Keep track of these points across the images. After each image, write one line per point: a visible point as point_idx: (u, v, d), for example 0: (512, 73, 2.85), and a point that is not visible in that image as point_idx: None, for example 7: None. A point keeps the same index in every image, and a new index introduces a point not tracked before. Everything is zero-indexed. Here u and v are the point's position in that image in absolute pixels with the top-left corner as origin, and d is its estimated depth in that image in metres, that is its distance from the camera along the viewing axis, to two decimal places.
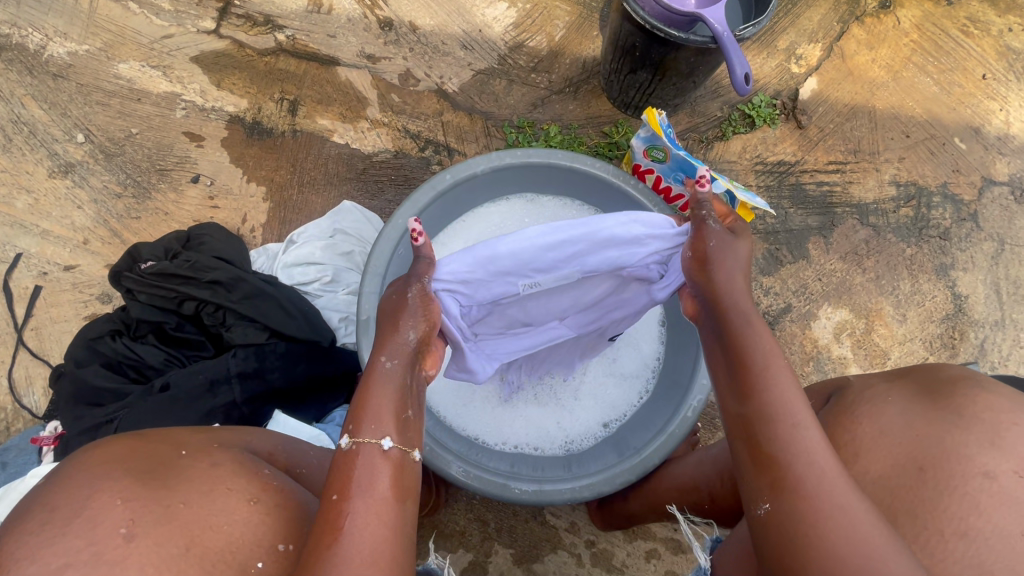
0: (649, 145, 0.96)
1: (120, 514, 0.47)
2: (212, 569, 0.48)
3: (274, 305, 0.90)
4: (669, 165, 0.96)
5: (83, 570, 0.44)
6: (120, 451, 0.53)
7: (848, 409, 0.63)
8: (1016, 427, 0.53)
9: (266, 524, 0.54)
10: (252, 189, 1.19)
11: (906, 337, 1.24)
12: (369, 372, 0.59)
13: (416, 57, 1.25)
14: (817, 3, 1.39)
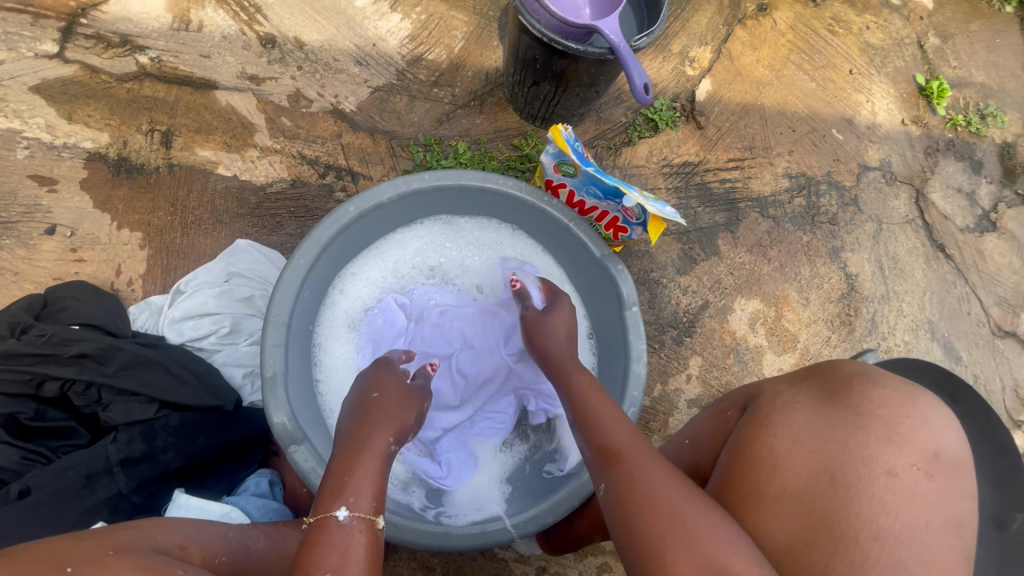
0: (558, 161, 0.94)
1: None
2: None
3: (160, 372, 0.79)
4: (579, 179, 0.95)
5: None
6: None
7: (762, 413, 0.61)
8: (909, 419, 0.55)
9: None
10: (125, 236, 1.04)
11: (811, 319, 1.33)
12: (355, 451, 0.63)
13: (306, 76, 1.15)
14: (702, 7, 1.46)
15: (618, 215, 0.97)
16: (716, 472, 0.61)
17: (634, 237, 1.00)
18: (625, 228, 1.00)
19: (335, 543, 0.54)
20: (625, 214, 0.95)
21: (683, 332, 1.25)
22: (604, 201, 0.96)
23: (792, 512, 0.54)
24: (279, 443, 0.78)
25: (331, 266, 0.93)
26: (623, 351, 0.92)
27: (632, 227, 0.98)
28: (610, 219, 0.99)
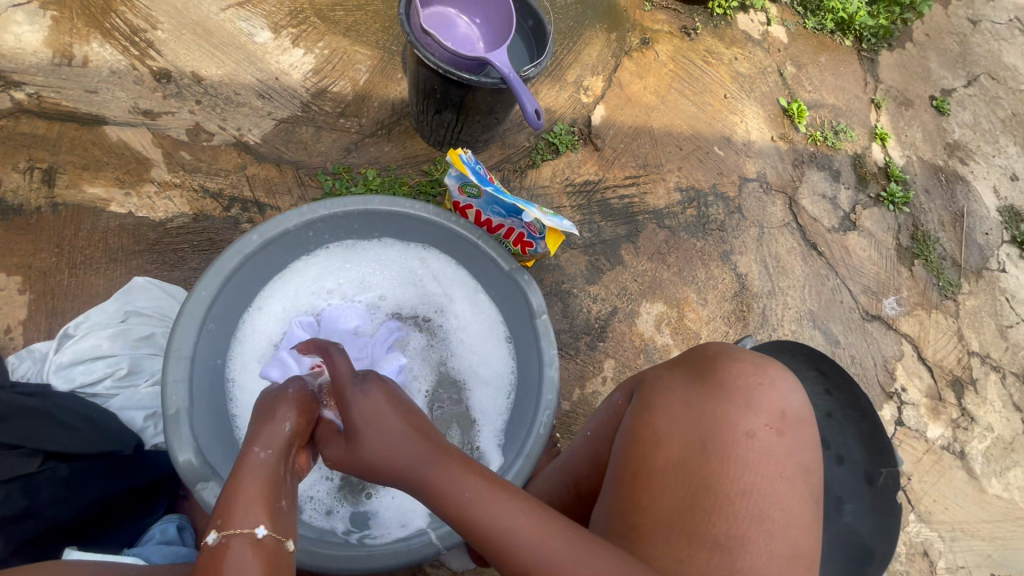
0: (462, 183, 1.00)
1: None
2: None
3: (44, 421, 0.73)
4: (483, 199, 1.01)
5: None
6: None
7: (646, 401, 0.68)
8: (761, 386, 0.65)
9: None
10: (3, 281, 0.97)
11: (710, 317, 1.45)
12: (241, 463, 0.61)
13: (205, 109, 1.14)
14: (591, 42, 1.62)
15: (522, 231, 1.03)
16: (613, 458, 0.66)
17: (539, 251, 1.07)
18: (531, 243, 1.06)
19: (233, 558, 0.53)
20: (528, 230, 1.02)
21: (596, 338, 1.33)
22: (507, 219, 1.02)
23: (676, 484, 0.60)
24: (185, 481, 0.75)
25: (236, 298, 0.91)
26: (535, 355, 0.97)
27: (537, 242, 1.04)
28: (516, 236, 1.05)
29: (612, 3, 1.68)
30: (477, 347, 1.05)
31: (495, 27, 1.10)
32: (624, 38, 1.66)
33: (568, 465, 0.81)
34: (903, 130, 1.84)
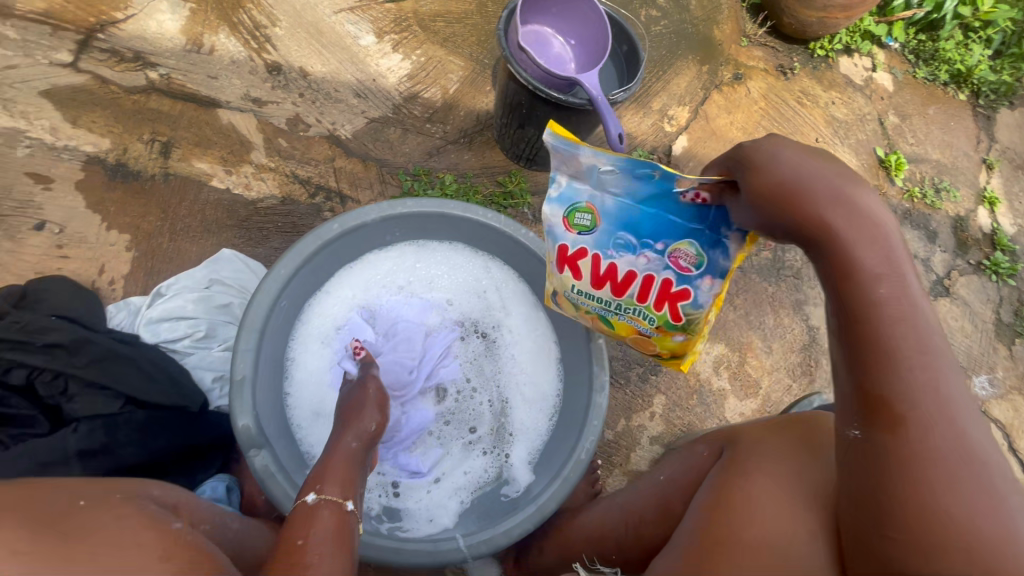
0: (569, 207, 0.75)
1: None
2: None
3: (129, 368, 0.81)
4: (602, 228, 0.75)
5: None
6: (21, 566, 0.45)
7: (741, 464, 0.70)
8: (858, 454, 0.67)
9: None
10: (113, 237, 1.06)
11: (774, 367, 1.37)
12: (336, 448, 0.75)
13: (306, 102, 1.23)
14: (682, 72, 1.61)
15: (675, 264, 0.72)
16: (691, 514, 0.70)
17: (711, 293, 0.72)
18: (686, 288, 0.73)
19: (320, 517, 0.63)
20: (680, 265, 0.72)
21: (649, 370, 1.29)
22: (634, 259, 0.75)
23: (774, 518, 0.61)
24: (240, 446, 0.79)
25: (311, 281, 0.96)
26: (586, 380, 0.95)
27: (693, 285, 0.73)
28: (660, 288, 0.75)
29: (707, 36, 1.66)
30: (530, 364, 1.03)
31: (589, 49, 1.11)
32: (716, 71, 1.64)
33: (630, 503, 0.83)
34: (1017, 196, 1.68)
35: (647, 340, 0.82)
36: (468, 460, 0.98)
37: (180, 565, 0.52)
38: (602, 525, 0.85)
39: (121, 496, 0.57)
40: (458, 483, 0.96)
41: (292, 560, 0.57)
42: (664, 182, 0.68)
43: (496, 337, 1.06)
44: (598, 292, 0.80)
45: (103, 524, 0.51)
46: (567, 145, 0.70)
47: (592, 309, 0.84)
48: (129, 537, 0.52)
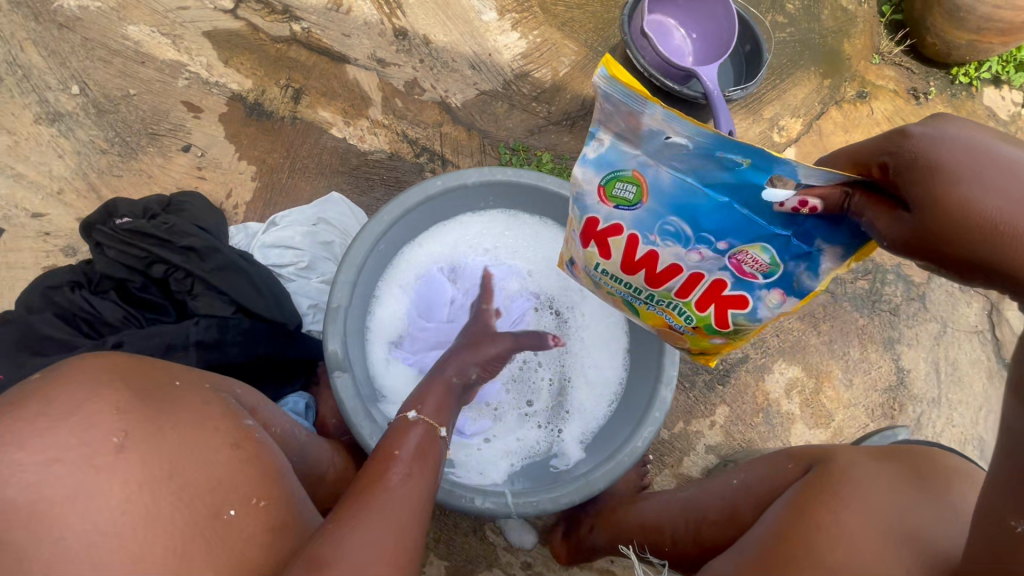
0: (608, 173, 0.67)
1: (113, 424, 0.50)
2: (186, 505, 0.50)
3: (244, 280, 0.90)
4: (646, 210, 0.68)
5: (71, 466, 0.47)
6: (126, 425, 0.50)
7: (831, 484, 0.67)
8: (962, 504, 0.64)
9: (246, 474, 0.56)
10: (243, 167, 1.18)
11: (851, 402, 1.30)
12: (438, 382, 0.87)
13: (425, 68, 1.29)
14: (801, 83, 1.53)
15: (736, 268, 0.67)
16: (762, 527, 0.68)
17: (778, 307, 0.68)
18: (744, 295, 0.69)
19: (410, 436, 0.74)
20: (742, 268, 0.67)
21: (716, 379, 1.26)
22: (682, 252, 0.69)
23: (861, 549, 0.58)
24: (328, 365, 0.87)
25: (407, 232, 1.02)
26: (653, 371, 0.95)
27: (754, 293, 0.68)
28: (707, 288, 0.71)
29: (836, 49, 1.57)
30: (599, 348, 1.04)
31: (711, 46, 1.10)
32: (839, 86, 1.55)
33: (695, 500, 0.83)
34: None
35: (684, 336, 0.80)
36: (521, 429, 1.00)
37: (243, 457, 0.57)
38: (659, 515, 0.86)
39: (204, 384, 0.62)
40: (511, 447, 0.99)
41: (388, 459, 0.69)
42: (751, 174, 0.58)
43: (568, 318, 1.06)
44: (632, 278, 0.76)
45: (187, 407, 0.56)
46: (630, 100, 0.59)
47: (624, 295, 0.80)
48: (207, 421, 0.57)
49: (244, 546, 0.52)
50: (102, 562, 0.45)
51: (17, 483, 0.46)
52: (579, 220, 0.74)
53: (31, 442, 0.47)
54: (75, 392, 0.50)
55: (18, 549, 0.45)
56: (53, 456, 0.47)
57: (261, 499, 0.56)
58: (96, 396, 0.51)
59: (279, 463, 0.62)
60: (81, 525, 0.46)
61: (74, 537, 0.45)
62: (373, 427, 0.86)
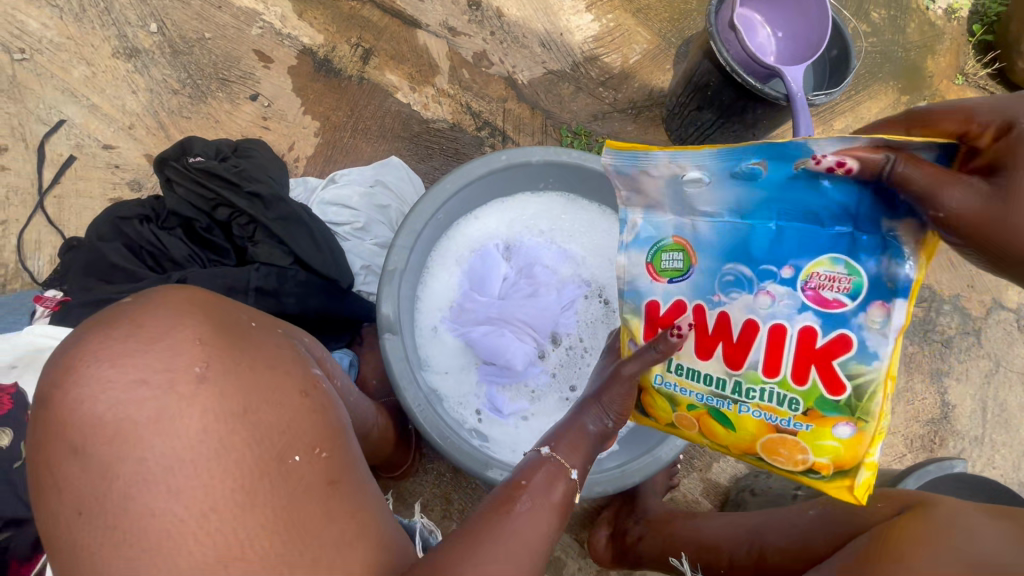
0: (652, 250, 0.68)
1: (196, 353, 0.51)
2: (257, 442, 0.50)
3: (305, 233, 0.91)
4: (698, 268, 0.66)
5: (155, 389, 0.48)
6: (207, 357, 0.51)
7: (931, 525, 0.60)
8: None
9: (311, 421, 0.55)
10: (307, 121, 1.19)
11: (891, 430, 1.28)
12: (574, 420, 0.70)
13: (495, 41, 1.27)
14: (876, 96, 1.47)
15: (816, 299, 0.60)
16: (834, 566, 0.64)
17: (888, 322, 0.57)
18: (841, 333, 0.59)
19: (542, 469, 0.63)
20: (823, 297, 0.60)
21: None
22: (753, 302, 0.63)
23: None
24: (379, 326, 0.88)
25: (466, 203, 1.02)
26: None
27: (856, 332, 0.58)
28: (799, 342, 0.61)
29: (918, 64, 1.49)
30: None
31: (796, 46, 1.06)
32: (917, 105, 1.47)
33: (763, 525, 0.81)
34: None
35: (795, 441, 0.63)
36: (559, 413, 0.99)
37: (311, 405, 0.56)
38: (719, 534, 0.85)
39: (279, 328, 0.62)
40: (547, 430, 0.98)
41: (519, 490, 0.60)
42: (778, 181, 0.60)
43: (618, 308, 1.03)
44: (709, 364, 0.66)
45: (262, 347, 0.57)
46: (636, 163, 0.65)
47: (700, 398, 0.68)
48: (280, 364, 0.57)
49: (305, 495, 0.51)
50: (177, 487, 0.46)
51: (103, 399, 0.47)
52: (636, 314, 0.70)
53: (119, 361, 0.48)
54: (163, 318, 0.52)
55: (100, 465, 0.46)
56: (139, 377, 0.48)
57: (323, 450, 0.55)
58: (180, 325, 0.52)
59: (345, 421, 0.61)
60: (159, 448, 0.47)
61: (154, 459, 0.46)
62: (417, 392, 0.86)
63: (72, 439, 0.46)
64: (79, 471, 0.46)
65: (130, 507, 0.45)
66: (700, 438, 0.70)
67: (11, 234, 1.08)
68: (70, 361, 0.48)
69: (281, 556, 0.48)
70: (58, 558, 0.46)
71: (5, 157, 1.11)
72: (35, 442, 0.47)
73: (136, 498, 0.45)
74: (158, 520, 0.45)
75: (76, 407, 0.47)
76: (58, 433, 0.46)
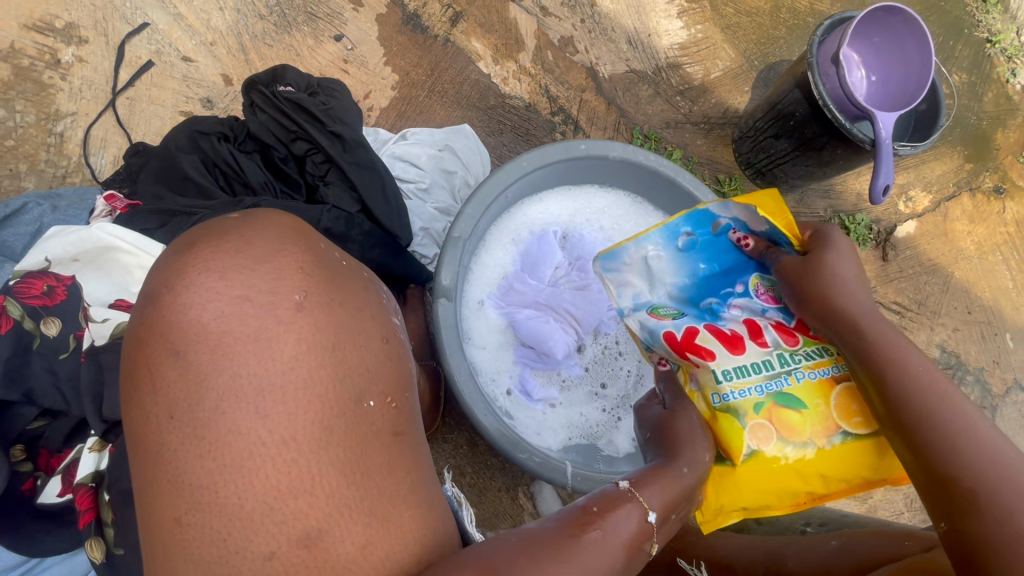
0: (647, 306, 0.85)
1: (296, 282, 0.51)
2: (338, 378, 0.49)
3: (377, 181, 0.90)
4: (685, 314, 0.82)
5: (257, 308, 0.48)
6: (306, 286, 0.51)
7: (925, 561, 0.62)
8: None
9: (389, 369, 0.53)
10: (386, 73, 1.17)
11: (894, 486, 1.21)
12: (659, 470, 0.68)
13: (584, 30, 1.25)
14: (942, 158, 1.46)
15: (771, 298, 0.77)
16: None
17: None
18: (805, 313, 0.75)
19: (618, 500, 0.60)
20: (775, 295, 0.77)
21: None
22: (734, 313, 0.79)
23: None
24: (434, 291, 0.88)
25: (533, 184, 1.01)
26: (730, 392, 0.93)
27: None
28: (781, 327, 0.76)
29: (988, 134, 1.48)
30: None
31: (890, 93, 1.05)
32: (978, 174, 1.46)
33: (782, 550, 0.82)
34: None
35: (856, 384, 0.70)
36: (587, 406, 0.99)
37: (390, 353, 0.54)
38: (734, 557, 0.85)
39: (366, 271, 0.60)
40: (571, 423, 0.98)
41: (587, 518, 0.55)
42: (709, 239, 0.84)
43: None
44: (738, 359, 0.76)
45: (354, 287, 0.55)
46: (613, 261, 0.88)
47: (761, 391, 0.74)
48: (368, 306, 0.54)
49: (371, 442, 0.49)
50: (262, 411, 0.46)
51: (207, 310, 0.47)
52: (662, 353, 0.82)
53: (228, 276, 0.49)
54: (269, 240, 0.52)
55: (197, 373, 0.46)
56: (243, 294, 0.49)
57: (394, 400, 0.53)
58: (286, 250, 0.52)
59: (414, 376, 0.58)
60: (252, 367, 0.47)
61: (246, 378, 0.46)
62: (461, 360, 0.86)
63: (173, 343, 0.46)
64: (176, 376, 0.46)
65: (218, 421, 0.45)
66: (780, 452, 0.72)
67: (78, 127, 1.07)
68: (181, 265, 0.49)
69: (343, 497, 0.47)
70: (139, 457, 0.46)
71: (84, 50, 1.09)
72: (135, 340, 0.48)
73: (224, 414, 0.45)
74: (242, 440, 0.45)
75: (182, 312, 0.47)
76: (159, 335, 0.47)
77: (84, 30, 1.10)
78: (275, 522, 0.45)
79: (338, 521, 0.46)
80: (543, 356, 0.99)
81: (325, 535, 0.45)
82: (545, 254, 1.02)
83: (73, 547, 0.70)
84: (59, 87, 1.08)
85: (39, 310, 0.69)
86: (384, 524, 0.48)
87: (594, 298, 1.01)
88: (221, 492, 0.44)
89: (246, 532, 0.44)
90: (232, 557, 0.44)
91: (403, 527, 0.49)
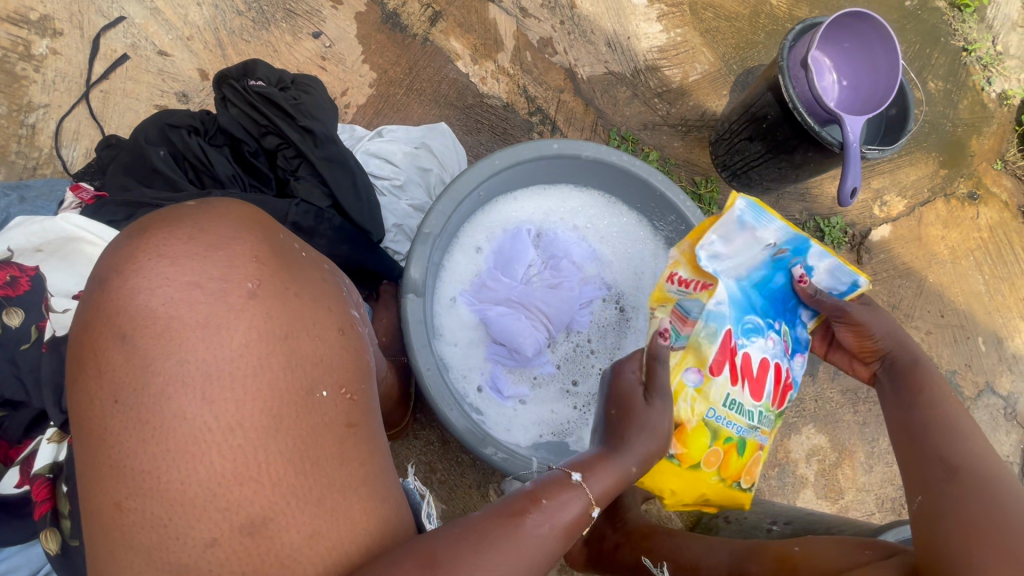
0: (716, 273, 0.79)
1: (250, 271, 0.51)
2: (290, 367, 0.49)
3: (348, 177, 0.90)
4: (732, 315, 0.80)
5: (208, 295, 0.48)
6: (260, 275, 0.51)
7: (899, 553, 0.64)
8: None
9: (345, 360, 0.54)
10: (364, 70, 1.18)
11: (864, 487, 1.22)
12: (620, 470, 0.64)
13: (564, 31, 1.26)
14: (917, 164, 1.48)
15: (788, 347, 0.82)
16: None
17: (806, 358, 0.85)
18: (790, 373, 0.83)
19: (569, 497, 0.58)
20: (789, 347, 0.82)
21: None
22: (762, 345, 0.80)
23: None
24: (403, 286, 0.89)
25: (505, 182, 1.01)
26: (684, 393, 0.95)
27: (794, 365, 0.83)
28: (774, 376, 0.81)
29: (963, 141, 1.50)
30: None
31: (860, 99, 1.07)
32: (953, 180, 1.48)
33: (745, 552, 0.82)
34: None
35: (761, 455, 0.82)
36: (557, 403, 1.00)
37: (346, 344, 0.54)
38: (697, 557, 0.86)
39: (328, 263, 0.60)
40: (541, 420, 0.99)
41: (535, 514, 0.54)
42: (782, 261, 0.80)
43: (631, 317, 1.05)
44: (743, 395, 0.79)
45: (311, 277, 0.55)
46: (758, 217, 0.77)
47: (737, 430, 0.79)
48: (324, 297, 0.55)
49: (323, 433, 0.49)
50: (208, 397, 0.46)
51: (156, 295, 0.47)
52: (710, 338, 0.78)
53: (179, 262, 0.49)
54: (222, 229, 0.52)
55: (142, 357, 0.46)
56: (194, 281, 0.49)
57: (348, 392, 0.53)
58: (242, 238, 0.52)
59: (373, 368, 0.58)
60: (201, 353, 0.47)
61: (194, 364, 0.46)
62: (428, 356, 0.86)
63: (120, 327, 0.46)
64: (121, 359, 0.46)
65: (164, 406, 0.45)
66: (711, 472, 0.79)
67: (50, 119, 1.07)
68: (131, 250, 0.49)
69: (290, 487, 0.47)
70: (82, 441, 0.46)
71: (59, 43, 1.09)
72: (81, 324, 0.48)
73: (170, 398, 0.45)
74: (187, 425, 0.45)
75: (130, 297, 0.47)
76: (106, 319, 0.47)
77: (59, 22, 1.10)
78: (219, 508, 0.45)
79: (284, 509, 0.46)
80: (514, 353, 0.99)
81: (270, 523, 0.46)
82: (519, 252, 1.03)
83: (27, 538, 0.70)
84: (33, 79, 1.07)
85: (3, 301, 0.69)
86: (332, 515, 0.48)
87: (566, 296, 1.02)
88: (164, 477, 0.44)
89: (188, 518, 0.44)
90: (174, 542, 0.44)
91: (351, 518, 0.49)
